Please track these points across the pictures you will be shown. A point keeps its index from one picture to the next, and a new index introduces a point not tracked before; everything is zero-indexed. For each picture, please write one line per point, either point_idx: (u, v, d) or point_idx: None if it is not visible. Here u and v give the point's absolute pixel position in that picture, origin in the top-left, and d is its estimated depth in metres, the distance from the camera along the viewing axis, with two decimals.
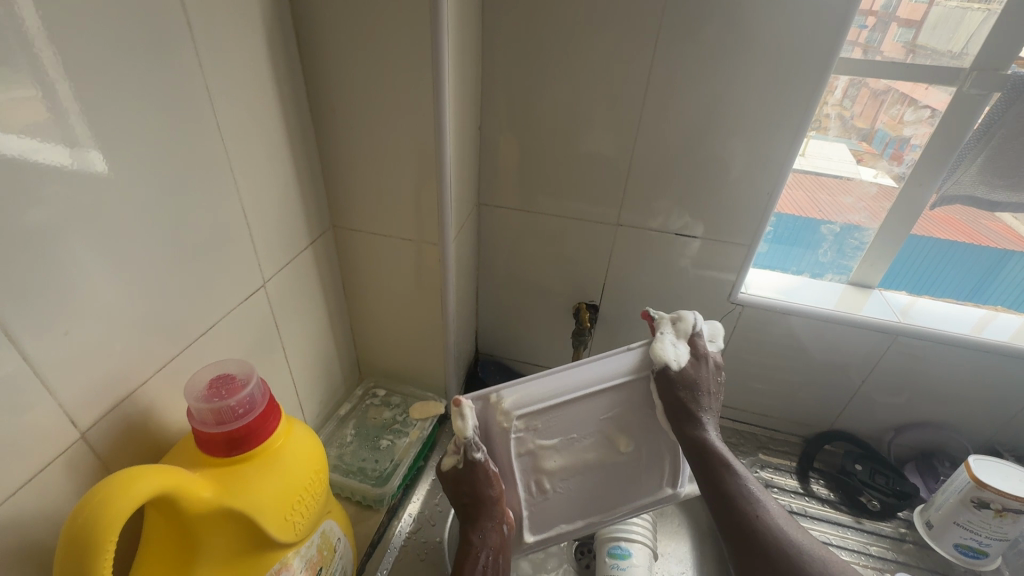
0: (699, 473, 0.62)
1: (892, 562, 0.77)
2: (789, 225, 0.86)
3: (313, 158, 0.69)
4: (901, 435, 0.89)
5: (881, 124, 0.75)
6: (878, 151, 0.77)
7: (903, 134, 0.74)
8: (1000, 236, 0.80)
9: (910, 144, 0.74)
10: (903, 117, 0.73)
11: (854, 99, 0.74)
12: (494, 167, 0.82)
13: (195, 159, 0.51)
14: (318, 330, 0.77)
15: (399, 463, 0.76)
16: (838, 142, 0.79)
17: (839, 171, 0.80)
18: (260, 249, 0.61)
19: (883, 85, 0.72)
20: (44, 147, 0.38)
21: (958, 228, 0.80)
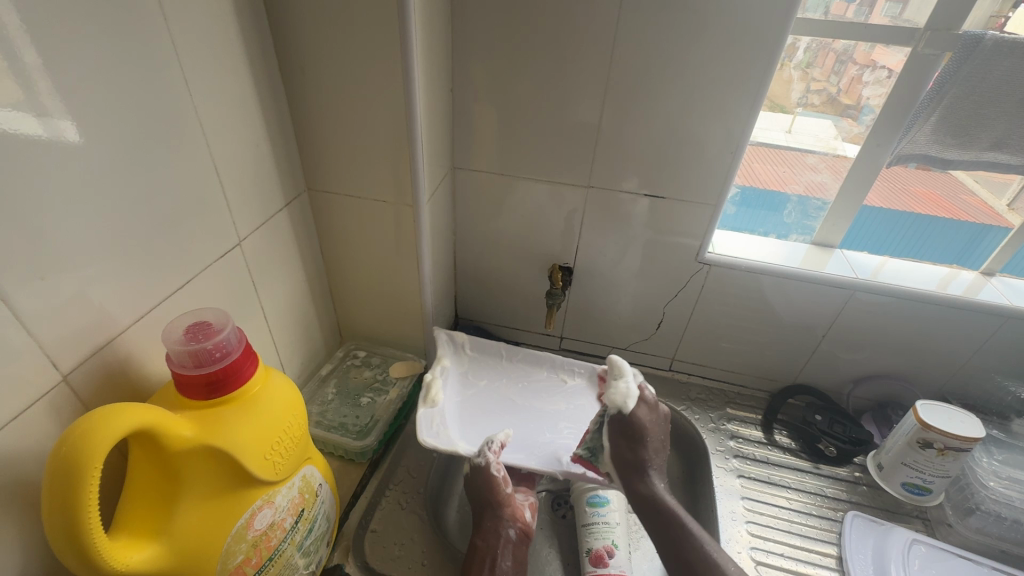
0: (654, 526, 0.70)
1: (846, 502, 0.82)
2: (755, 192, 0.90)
3: (285, 120, 0.70)
4: (859, 387, 0.94)
5: (867, 101, 0.77)
6: (860, 126, 0.79)
7: (872, 106, 0.76)
8: (977, 211, 0.85)
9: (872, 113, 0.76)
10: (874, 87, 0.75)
11: (840, 74, 0.77)
12: (467, 132, 0.83)
13: (163, 117, 0.51)
14: (297, 292, 0.79)
15: (380, 418, 0.79)
16: (825, 117, 0.82)
17: (814, 146, 0.84)
18: (234, 209, 0.62)
19: (870, 59, 0.75)
20: (18, 115, 0.39)
21: (938, 204, 0.85)
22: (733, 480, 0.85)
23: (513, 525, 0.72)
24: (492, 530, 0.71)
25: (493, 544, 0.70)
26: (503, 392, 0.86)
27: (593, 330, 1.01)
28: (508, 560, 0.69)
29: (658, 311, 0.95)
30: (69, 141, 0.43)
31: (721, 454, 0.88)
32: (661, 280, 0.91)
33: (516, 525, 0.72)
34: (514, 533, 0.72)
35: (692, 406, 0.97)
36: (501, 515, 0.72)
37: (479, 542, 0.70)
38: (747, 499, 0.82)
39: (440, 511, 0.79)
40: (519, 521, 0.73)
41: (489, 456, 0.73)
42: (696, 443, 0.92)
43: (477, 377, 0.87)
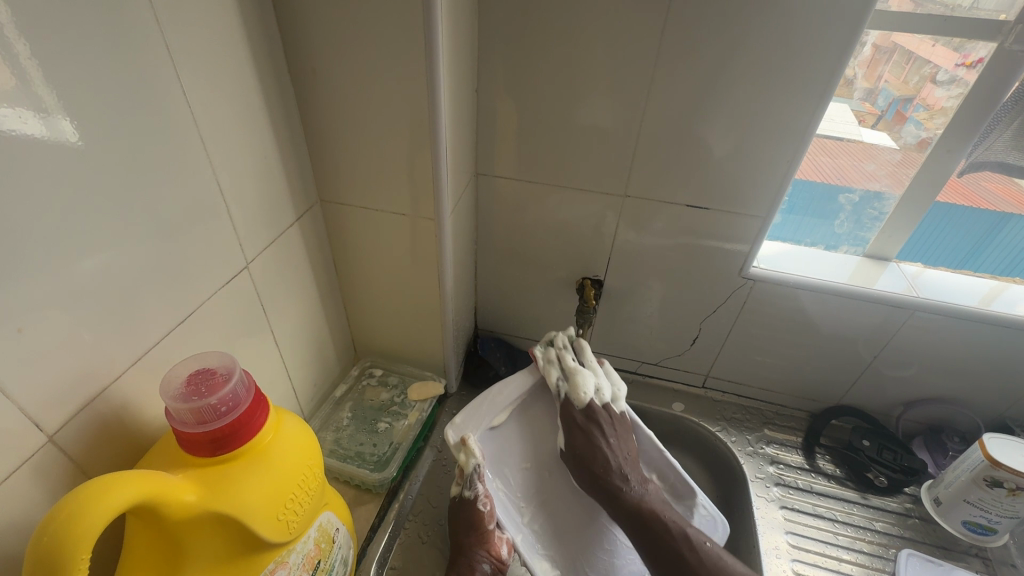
0: (642, 544, 0.66)
1: (898, 538, 0.77)
2: (807, 190, 0.80)
3: (295, 126, 0.63)
4: (911, 411, 0.87)
5: (885, 83, 0.70)
6: (881, 111, 0.72)
7: (897, 92, 0.70)
8: (1000, 199, 0.74)
9: (923, 100, 0.69)
10: (911, 76, 0.69)
11: (860, 58, 0.68)
12: (491, 135, 0.76)
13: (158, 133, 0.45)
14: (309, 311, 0.73)
15: (399, 446, 0.74)
16: (842, 103, 0.72)
17: (840, 132, 0.74)
18: (240, 228, 0.57)
19: (891, 40, 0.67)
20: (17, 115, 0.35)
21: (960, 192, 0.74)
22: (775, 511, 0.79)
23: (487, 561, 0.66)
24: (467, 563, 0.65)
25: None
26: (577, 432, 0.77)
27: (621, 345, 0.95)
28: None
29: (694, 326, 0.89)
30: (47, 172, 0.37)
31: (762, 482, 0.82)
32: (699, 295, 0.85)
33: (493, 559, 0.66)
34: (487, 570, 0.65)
35: (728, 428, 0.91)
36: (479, 550, 0.66)
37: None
38: (791, 534, 0.77)
39: None
40: (496, 557, 0.67)
41: (478, 489, 0.67)
42: (732, 468, 0.86)
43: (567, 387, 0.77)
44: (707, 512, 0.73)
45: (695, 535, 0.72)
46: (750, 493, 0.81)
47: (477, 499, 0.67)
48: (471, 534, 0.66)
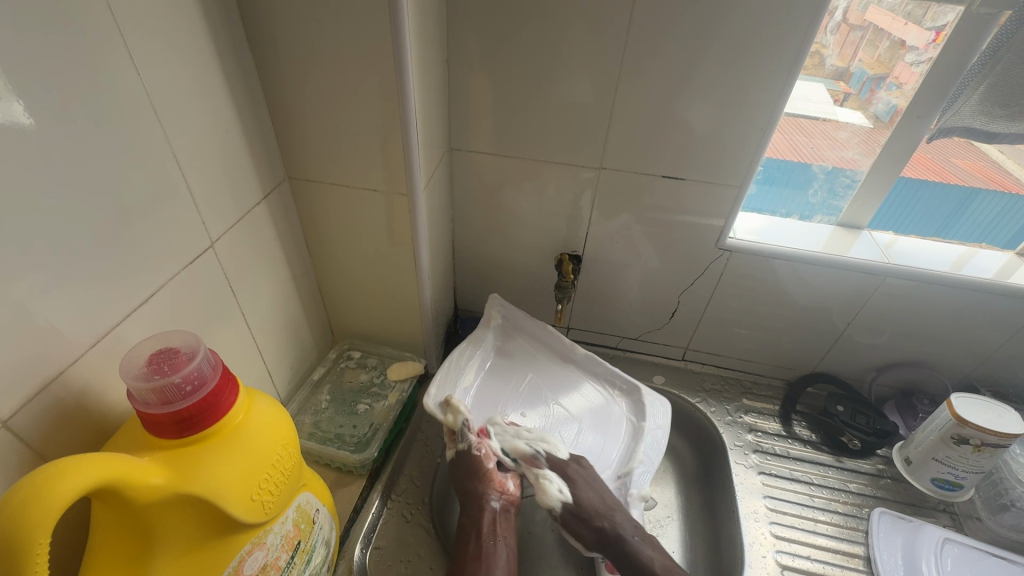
0: None
1: (871, 498, 0.79)
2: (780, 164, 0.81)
3: (256, 99, 0.61)
4: (883, 375, 0.89)
5: (858, 62, 0.72)
6: (854, 90, 0.74)
7: (871, 71, 0.72)
8: (968, 173, 0.77)
9: (895, 82, 0.71)
10: (886, 57, 0.70)
11: (835, 35, 0.69)
12: (464, 108, 0.75)
13: (106, 106, 0.43)
14: (281, 293, 0.71)
15: (379, 427, 0.73)
16: (817, 81, 0.74)
17: (814, 111, 0.76)
18: (203, 207, 0.54)
19: (862, 18, 0.68)
20: None
21: (930, 166, 0.77)
22: (753, 477, 0.81)
23: (497, 498, 0.68)
24: (473, 505, 0.67)
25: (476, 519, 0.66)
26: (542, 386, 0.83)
27: (602, 320, 0.95)
28: (493, 537, 0.65)
29: (672, 299, 0.89)
30: None
31: (740, 449, 0.84)
32: (677, 267, 0.85)
33: (501, 497, 0.69)
34: (498, 506, 0.68)
35: (707, 398, 0.92)
36: (482, 488, 0.68)
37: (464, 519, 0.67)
38: (769, 498, 0.78)
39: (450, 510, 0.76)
40: (505, 492, 0.69)
41: (471, 438, 0.71)
42: (712, 438, 0.88)
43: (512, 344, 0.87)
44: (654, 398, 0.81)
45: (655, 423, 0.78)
46: (729, 460, 0.82)
47: (473, 446, 0.71)
48: (470, 477, 0.69)
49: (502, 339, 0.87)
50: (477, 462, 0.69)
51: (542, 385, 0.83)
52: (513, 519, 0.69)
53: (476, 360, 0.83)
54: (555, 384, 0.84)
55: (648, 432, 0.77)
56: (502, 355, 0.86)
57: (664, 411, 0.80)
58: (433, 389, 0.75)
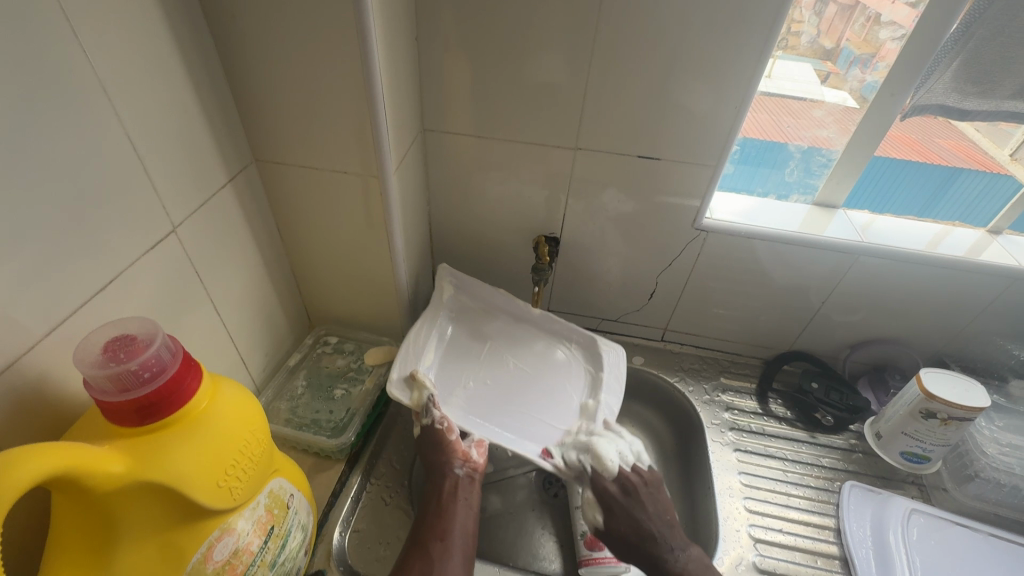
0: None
1: (843, 472, 0.81)
2: (755, 144, 0.81)
3: (217, 77, 0.58)
4: (857, 352, 0.90)
5: (847, 42, 0.72)
6: (843, 71, 0.74)
7: (855, 50, 0.72)
8: (953, 154, 0.79)
9: (875, 62, 0.70)
10: (869, 36, 0.70)
11: (821, 15, 0.70)
12: (436, 87, 0.73)
13: (50, 86, 0.41)
14: (252, 279, 0.70)
15: (356, 412, 0.72)
16: (804, 60, 0.75)
17: (800, 93, 0.76)
18: (164, 190, 0.53)
19: None
20: None
21: (915, 149, 0.78)
22: (729, 454, 0.82)
23: (462, 468, 0.69)
24: (436, 471, 0.68)
25: (442, 489, 0.67)
26: (505, 353, 0.82)
27: (581, 302, 0.95)
28: (455, 500, 0.66)
29: (651, 280, 0.89)
30: None
31: (717, 427, 0.86)
32: (655, 248, 0.85)
33: (467, 466, 0.69)
34: (461, 474, 0.68)
35: (685, 377, 0.93)
36: (448, 458, 0.68)
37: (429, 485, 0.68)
38: (744, 474, 0.80)
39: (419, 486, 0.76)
40: (468, 462, 0.69)
41: (435, 412, 0.70)
42: (690, 417, 0.89)
43: (467, 316, 0.85)
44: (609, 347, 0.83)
45: (612, 368, 0.80)
46: (705, 438, 0.84)
47: (436, 419, 0.70)
48: (432, 448, 0.70)
49: (454, 312, 0.85)
50: (444, 438, 0.69)
51: (503, 352, 0.82)
52: (477, 486, 0.69)
53: (434, 336, 0.80)
54: (519, 349, 0.83)
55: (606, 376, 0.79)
56: (459, 328, 0.84)
57: (619, 355, 0.82)
58: (393, 371, 0.72)
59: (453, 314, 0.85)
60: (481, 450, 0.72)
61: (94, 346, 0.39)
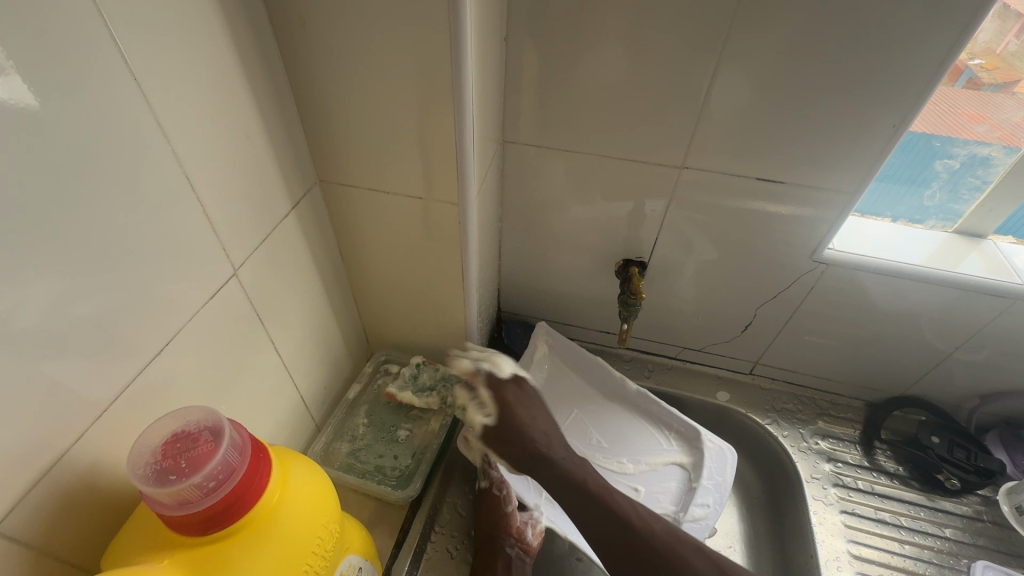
0: None
1: (970, 547, 0.70)
2: (905, 154, 0.66)
3: (282, 91, 0.50)
4: (988, 404, 0.77)
5: None
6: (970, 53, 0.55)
7: (981, 78, 0.61)
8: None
9: (1008, 88, 0.61)
10: (1002, 52, 0.59)
11: None
12: (521, 93, 0.63)
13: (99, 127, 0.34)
14: (313, 310, 0.63)
15: (422, 459, 0.66)
16: None
17: None
18: (223, 230, 0.46)
19: None
20: None
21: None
22: (834, 517, 0.73)
23: (512, 545, 0.63)
24: (489, 547, 0.63)
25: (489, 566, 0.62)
26: (592, 423, 0.76)
27: (662, 329, 0.85)
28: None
29: (748, 311, 0.79)
30: None
31: (819, 483, 0.76)
32: (757, 278, 0.74)
33: (517, 542, 0.64)
34: (513, 555, 0.63)
35: (779, 420, 0.83)
36: (500, 532, 0.63)
37: (477, 562, 0.63)
38: (853, 543, 0.70)
39: None
40: (522, 542, 0.64)
41: (493, 475, 0.67)
42: (785, 467, 0.79)
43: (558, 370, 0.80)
44: (715, 445, 0.72)
45: (712, 473, 0.70)
46: (806, 496, 0.74)
47: (493, 485, 0.66)
48: (488, 520, 0.64)
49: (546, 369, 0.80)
50: (496, 511, 0.64)
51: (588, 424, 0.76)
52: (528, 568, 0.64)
53: None
54: (604, 418, 0.76)
55: (704, 485, 0.69)
56: (548, 384, 0.79)
57: (730, 463, 0.71)
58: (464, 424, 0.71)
59: (539, 368, 0.80)
60: (537, 530, 0.66)
61: (154, 444, 0.33)
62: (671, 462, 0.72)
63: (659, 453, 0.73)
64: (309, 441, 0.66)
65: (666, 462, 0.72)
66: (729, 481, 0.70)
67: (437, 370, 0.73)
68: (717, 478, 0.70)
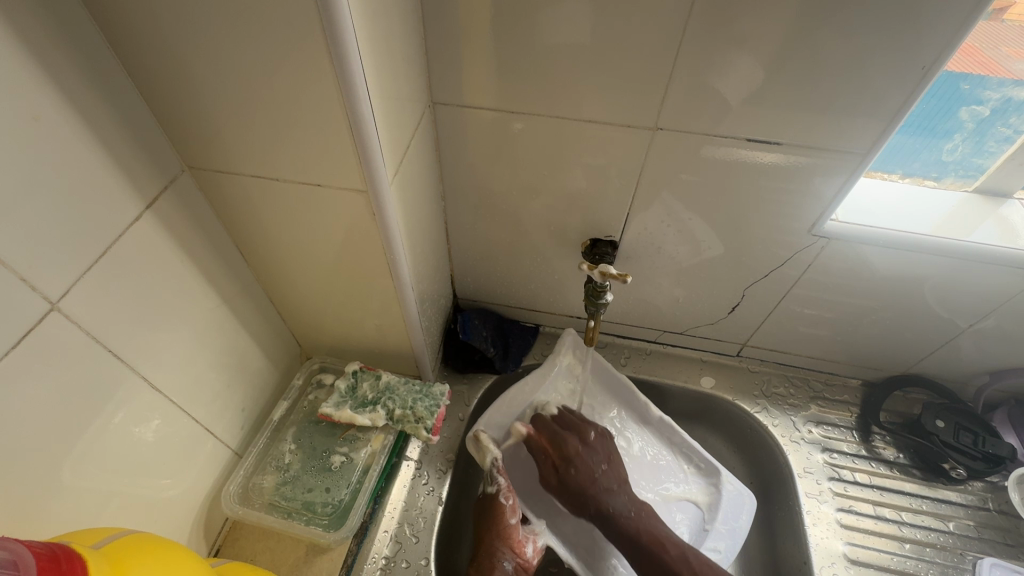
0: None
1: (975, 541, 0.65)
2: (925, 107, 0.54)
3: (100, 52, 0.37)
4: (999, 382, 0.69)
5: None
6: None
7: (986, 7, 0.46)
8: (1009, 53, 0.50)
9: (999, 17, 0.48)
10: None
11: None
12: (448, 41, 0.50)
13: None
14: (209, 326, 0.52)
15: (360, 488, 0.57)
16: None
17: None
18: (26, 253, 0.34)
19: None
20: None
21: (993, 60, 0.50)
22: (831, 515, 0.66)
23: (509, 558, 0.60)
24: (486, 557, 0.59)
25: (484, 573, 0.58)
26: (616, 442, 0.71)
27: (639, 312, 0.76)
28: None
29: (735, 291, 0.69)
30: None
31: (813, 477, 0.69)
32: (744, 256, 0.64)
33: (514, 557, 0.60)
34: (510, 568, 0.59)
35: (769, 407, 0.75)
36: (500, 543, 0.60)
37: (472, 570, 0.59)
38: (851, 545, 0.64)
39: (455, 553, 0.64)
40: (519, 555, 0.61)
41: (501, 482, 0.63)
42: (774, 460, 0.72)
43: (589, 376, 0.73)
44: (734, 489, 0.68)
45: (727, 517, 0.67)
46: (799, 494, 0.67)
47: (499, 492, 0.62)
48: (491, 527, 0.61)
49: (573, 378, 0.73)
50: (498, 525, 0.61)
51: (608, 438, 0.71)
52: None
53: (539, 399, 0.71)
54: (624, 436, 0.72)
55: (717, 528, 0.66)
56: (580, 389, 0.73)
57: (747, 509, 0.67)
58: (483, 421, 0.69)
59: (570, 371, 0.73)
60: (535, 546, 0.63)
61: None
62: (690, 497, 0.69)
63: (675, 484, 0.69)
64: (226, 476, 0.57)
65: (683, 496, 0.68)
66: (744, 529, 0.66)
67: (379, 380, 0.63)
68: (733, 524, 0.66)
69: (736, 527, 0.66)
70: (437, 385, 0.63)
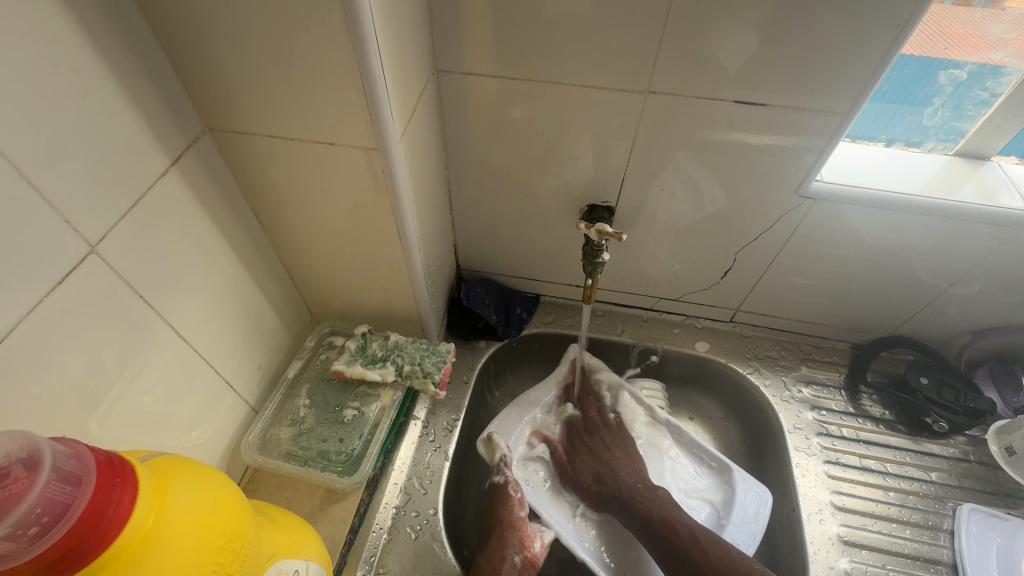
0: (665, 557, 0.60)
1: (956, 489, 0.68)
2: (905, 72, 0.57)
3: (129, 12, 0.39)
4: (980, 341, 0.72)
5: None
6: None
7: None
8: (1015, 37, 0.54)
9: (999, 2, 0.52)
10: None
11: None
12: (452, 9, 0.52)
13: None
14: (227, 284, 0.55)
15: (371, 439, 0.60)
16: None
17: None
18: (65, 198, 0.37)
19: None
20: None
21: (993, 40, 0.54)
22: (819, 468, 0.69)
23: (517, 551, 0.61)
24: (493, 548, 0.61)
25: (494, 564, 0.59)
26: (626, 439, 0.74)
27: (635, 279, 0.78)
28: None
29: (727, 256, 0.71)
30: None
31: (802, 433, 0.72)
32: (735, 221, 0.66)
33: (521, 551, 0.61)
34: (517, 563, 0.60)
35: (760, 368, 0.78)
36: (507, 532, 0.62)
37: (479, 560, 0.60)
38: (838, 494, 0.67)
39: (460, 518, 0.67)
40: (527, 549, 0.62)
41: (508, 474, 0.67)
42: (766, 419, 0.75)
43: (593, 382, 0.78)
44: (752, 488, 0.68)
45: (745, 514, 0.67)
46: (788, 449, 0.71)
47: (508, 484, 0.66)
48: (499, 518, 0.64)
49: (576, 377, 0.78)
50: (505, 515, 0.64)
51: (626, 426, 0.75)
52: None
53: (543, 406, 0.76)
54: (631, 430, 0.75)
55: (734, 525, 0.66)
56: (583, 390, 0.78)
57: (764, 504, 0.67)
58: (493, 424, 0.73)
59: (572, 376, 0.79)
60: (543, 541, 0.63)
61: None
62: (703, 499, 0.70)
63: (691, 487, 0.71)
64: (244, 428, 0.60)
65: (698, 497, 0.70)
66: (761, 529, 0.65)
67: (387, 340, 0.66)
68: (751, 523, 0.66)
69: (757, 517, 0.66)
70: (443, 344, 0.66)
